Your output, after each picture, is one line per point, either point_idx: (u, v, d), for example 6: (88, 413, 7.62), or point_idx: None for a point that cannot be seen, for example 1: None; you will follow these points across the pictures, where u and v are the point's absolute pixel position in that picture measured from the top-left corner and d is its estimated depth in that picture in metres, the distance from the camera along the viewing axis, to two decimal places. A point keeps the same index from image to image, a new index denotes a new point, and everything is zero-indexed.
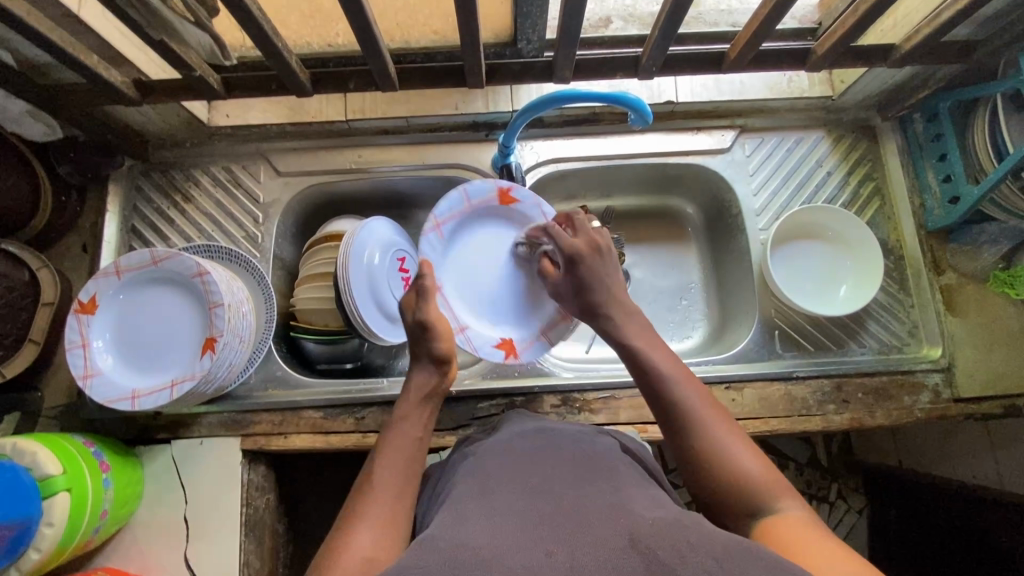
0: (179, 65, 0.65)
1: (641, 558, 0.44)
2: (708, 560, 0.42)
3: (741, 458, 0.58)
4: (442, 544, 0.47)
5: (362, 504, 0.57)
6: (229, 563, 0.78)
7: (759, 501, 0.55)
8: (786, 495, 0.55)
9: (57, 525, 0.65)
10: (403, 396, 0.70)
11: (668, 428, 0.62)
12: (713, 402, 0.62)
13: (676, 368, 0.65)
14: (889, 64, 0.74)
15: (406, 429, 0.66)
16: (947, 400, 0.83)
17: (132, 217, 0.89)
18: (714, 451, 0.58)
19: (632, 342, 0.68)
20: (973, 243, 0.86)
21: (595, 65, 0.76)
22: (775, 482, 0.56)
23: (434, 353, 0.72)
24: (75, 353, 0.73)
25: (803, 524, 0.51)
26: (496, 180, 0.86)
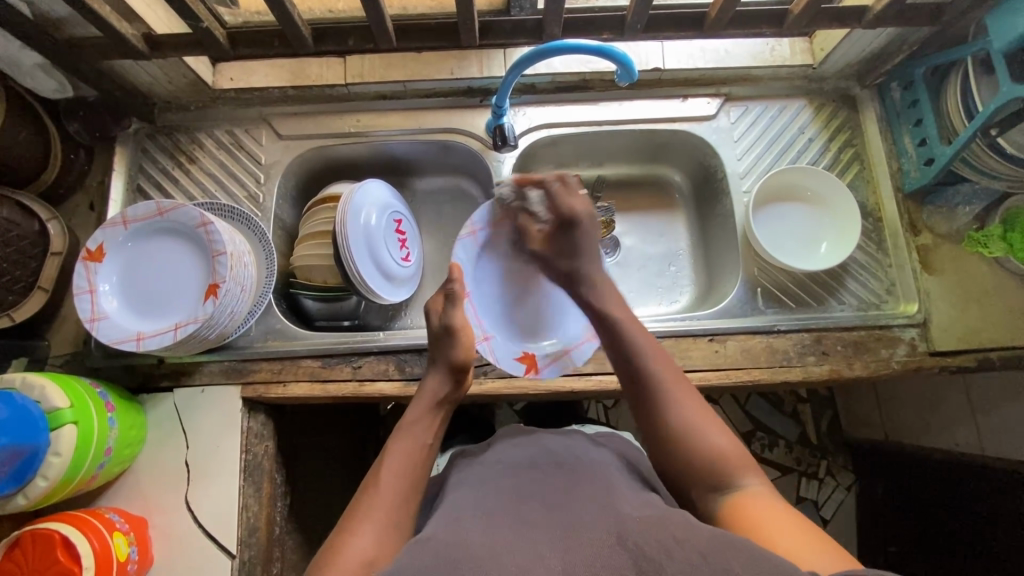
0: (188, 15, 0.69)
1: (628, 553, 0.49)
2: (694, 555, 0.47)
3: (706, 431, 0.62)
4: (442, 543, 0.52)
5: (371, 505, 0.60)
6: (229, 504, 0.81)
7: (726, 475, 0.59)
8: (749, 471, 0.59)
9: (63, 455, 0.67)
10: (416, 401, 0.72)
11: (641, 403, 0.66)
12: (681, 375, 0.67)
13: (649, 342, 0.70)
14: (863, 25, 0.79)
15: (416, 433, 0.68)
16: (923, 353, 0.86)
17: (137, 177, 0.92)
18: (681, 422, 0.62)
19: (613, 317, 0.72)
20: (949, 205, 0.90)
21: (584, 25, 0.80)
22: (740, 458, 0.60)
23: (452, 361, 0.75)
24: (83, 298, 0.76)
25: (765, 497, 0.56)
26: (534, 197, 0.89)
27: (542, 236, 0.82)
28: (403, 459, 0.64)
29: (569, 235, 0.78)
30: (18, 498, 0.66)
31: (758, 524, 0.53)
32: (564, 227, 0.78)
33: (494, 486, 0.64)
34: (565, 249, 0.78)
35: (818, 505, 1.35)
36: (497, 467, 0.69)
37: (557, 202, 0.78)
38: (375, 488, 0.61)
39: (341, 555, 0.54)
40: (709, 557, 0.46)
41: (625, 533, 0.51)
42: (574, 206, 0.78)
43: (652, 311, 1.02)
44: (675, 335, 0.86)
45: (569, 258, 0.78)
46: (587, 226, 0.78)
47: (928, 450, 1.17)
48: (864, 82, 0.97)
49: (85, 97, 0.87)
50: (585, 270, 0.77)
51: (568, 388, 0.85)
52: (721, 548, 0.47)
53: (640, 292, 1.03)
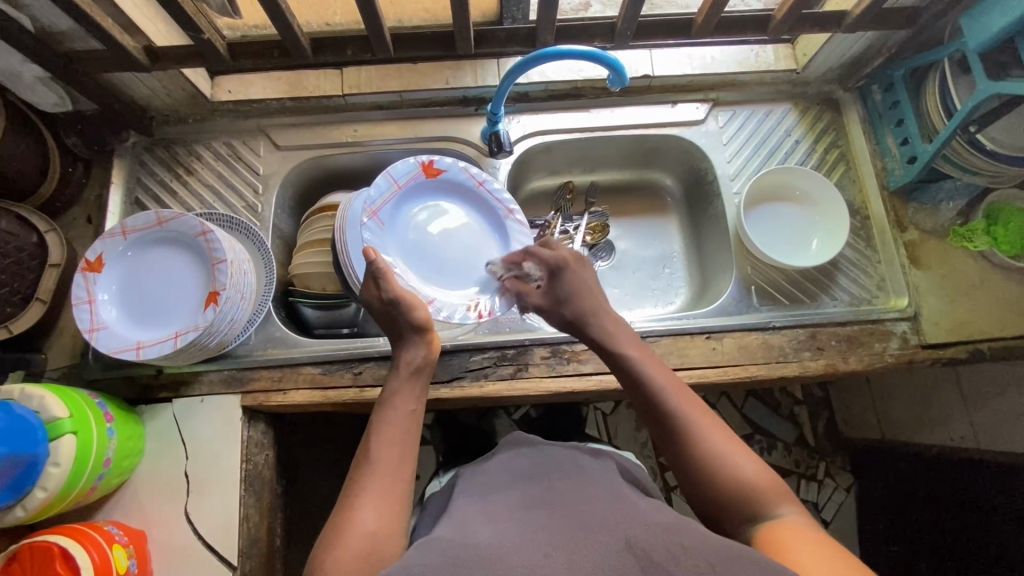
0: (192, 26, 0.71)
1: (636, 558, 0.49)
2: (702, 564, 0.47)
3: (737, 462, 0.61)
4: (444, 546, 0.52)
5: (364, 478, 0.60)
6: (229, 515, 0.80)
7: (763, 506, 0.59)
8: (784, 499, 0.59)
9: (63, 465, 0.66)
10: (393, 372, 0.71)
11: (667, 439, 0.65)
12: (702, 406, 0.66)
13: (666, 375, 0.69)
14: (843, 29, 0.82)
15: (398, 403, 0.67)
16: (915, 346, 0.88)
17: (135, 189, 0.93)
18: (713, 456, 0.62)
19: (626, 351, 0.72)
20: (933, 201, 0.93)
21: (576, 32, 0.83)
22: (776, 486, 0.60)
23: (413, 324, 0.73)
24: (81, 308, 0.75)
25: (800, 525, 0.56)
26: (417, 155, 0.88)
27: (541, 291, 0.82)
28: (389, 431, 0.64)
29: (560, 279, 0.80)
30: (17, 510, 0.65)
31: (787, 552, 0.53)
32: (555, 274, 0.81)
33: (507, 493, 0.65)
34: (562, 297, 0.79)
35: (818, 507, 1.34)
36: (503, 477, 0.69)
37: (541, 254, 0.82)
38: (368, 464, 0.61)
39: (343, 538, 0.54)
40: (718, 566, 0.47)
41: (634, 539, 0.51)
42: (560, 254, 0.82)
43: (648, 313, 1.03)
44: (672, 334, 0.87)
45: (565, 304, 0.79)
46: (576, 267, 0.81)
47: (926, 446, 1.18)
48: (845, 85, 1.00)
49: (84, 111, 0.88)
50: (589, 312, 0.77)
51: (568, 389, 0.86)
52: (732, 560, 0.48)
53: (637, 294, 1.05)
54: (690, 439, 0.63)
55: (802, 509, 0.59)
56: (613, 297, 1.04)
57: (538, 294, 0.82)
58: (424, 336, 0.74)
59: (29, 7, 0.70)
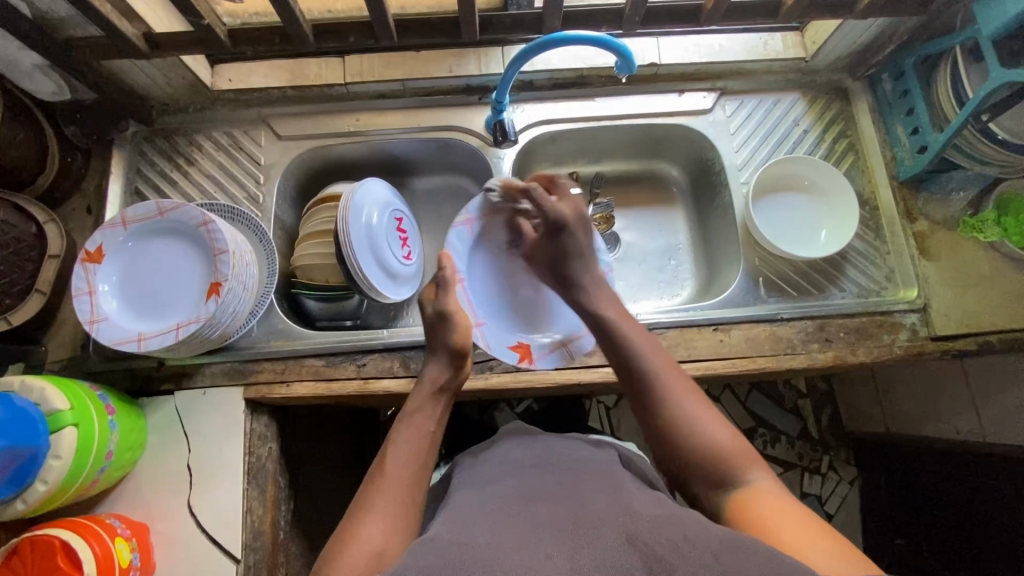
0: (190, 12, 0.70)
1: (640, 554, 0.48)
2: (705, 554, 0.46)
3: (704, 424, 0.62)
4: (450, 539, 0.51)
5: (375, 495, 0.59)
6: (232, 509, 0.79)
7: (729, 470, 0.59)
8: (754, 465, 0.59)
9: (64, 458, 0.66)
10: (416, 390, 0.72)
11: (636, 398, 0.67)
12: (677, 371, 0.67)
13: (644, 337, 0.71)
14: (854, 15, 0.80)
15: (415, 423, 0.67)
16: (924, 338, 0.87)
17: (135, 179, 0.91)
18: (679, 415, 0.63)
19: (607, 316, 0.74)
20: (943, 191, 0.92)
21: (582, 18, 0.81)
22: (745, 453, 0.60)
23: (448, 346, 0.74)
24: (82, 299, 0.74)
25: (771, 491, 0.56)
26: (539, 189, 0.90)
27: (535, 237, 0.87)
28: (405, 448, 0.64)
29: (559, 238, 0.82)
30: (17, 503, 0.64)
31: (759, 517, 0.53)
32: (552, 230, 0.83)
33: (500, 488, 0.63)
34: (556, 254, 0.82)
35: (822, 500, 1.34)
36: (501, 468, 0.68)
37: (545, 205, 0.83)
38: (379, 479, 0.61)
39: (348, 547, 0.54)
40: (721, 558, 0.45)
41: (635, 533, 0.50)
42: (560, 209, 0.83)
43: (654, 305, 1.02)
44: (679, 325, 0.87)
45: (570, 267, 0.81)
46: (575, 228, 0.82)
47: (930, 439, 1.17)
48: (855, 74, 0.99)
49: (82, 100, 0.87)
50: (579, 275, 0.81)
51: (574, 381, 0.85)
52: (733, 547, 0.47)
53: (643, 286, 1.04)
54: (663, 400, 0.65)
55: (777, 479, 0.59)
56: (619, 289, 1.03)
57: (534, 237, 0.87)
58: (460, 361, 0.74)
59: None
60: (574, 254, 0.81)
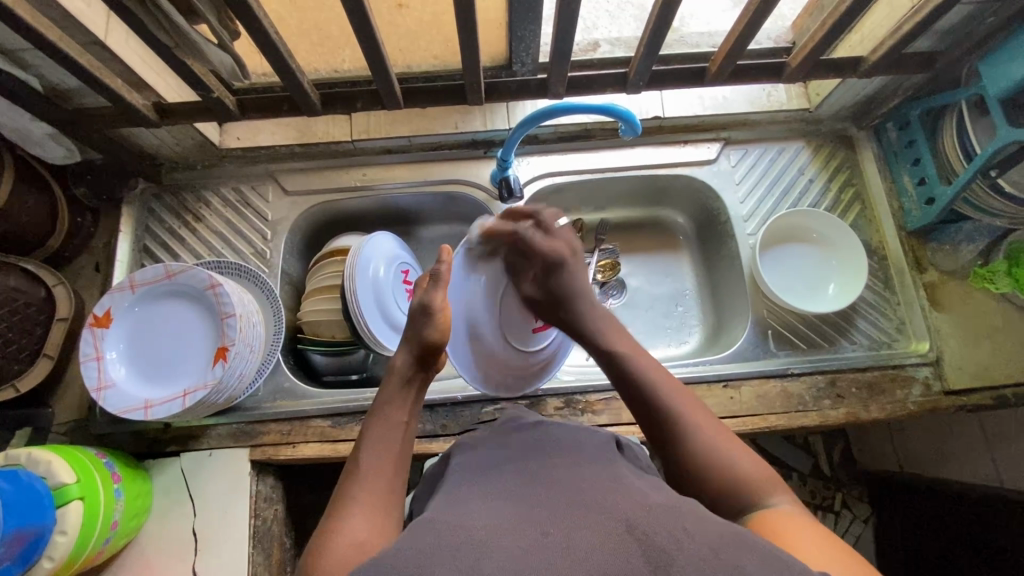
0: (198, 85, 0.71)
1: (638, 543, 0.41)
2: (704, 547, 0.41)
3: (722, 451, 0.57)
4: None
5: (354, 490, 0.55)
6: (238, 574, 0.78)
7: (752, 498, 0.53)
8: (776, 488, 0.54)
9: (69, 533, 0.65)
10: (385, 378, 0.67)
11: (654, 431, 0.62)
12: (696, 402, 0.62)
13: (658, 369, 0.66)
14: (858, 74, 0.81)
15: (388, 414, 0.63)
16: (938, 393, 0.85)
17: (143, 237, 0.92)
18: (697, 446, 0.58)
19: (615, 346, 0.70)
20: (952, 242, 0.91)
21: (587, 82, 0.82)
22: (767, 478, 0.55)
23: (424, 340, 0.68)
24: (90, 366, 0.74)
25: (799, 517, 0.51)
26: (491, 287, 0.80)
27: (534, 280, 0.79)
28: (376, 441, 0.60)
29: (561, 273, 0.78)
30: None
31: (782, 533, 0.48)
32: (552, 269, 0.79)
33: (496, 475, 0.57)
34: (561, 291, 0.77)
35: None
36: (490, 459, 0.61)
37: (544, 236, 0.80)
38: (353, 476, 0.57)
39: (325, 545, 0.48)
40: (721, 554, 0.40)
41: (633, 521, 0.44)
42: (557, 248, 0.80)
43: (661, 354, 1.01)
44: (689, 382, 0.86)
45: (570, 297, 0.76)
46: (574, 263, 0.80)
47: (947, 482, 1.14)
48: (860, 123, 0.99)
49: (92, 161, 0.88)
50: (582, 312, 0.75)
51: None
52: (732, 544, 0.42)
53: (649, 335, 1.03)
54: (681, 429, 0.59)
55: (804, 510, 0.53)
56: None
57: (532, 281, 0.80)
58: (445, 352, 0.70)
59: (35, 68, 0.69)
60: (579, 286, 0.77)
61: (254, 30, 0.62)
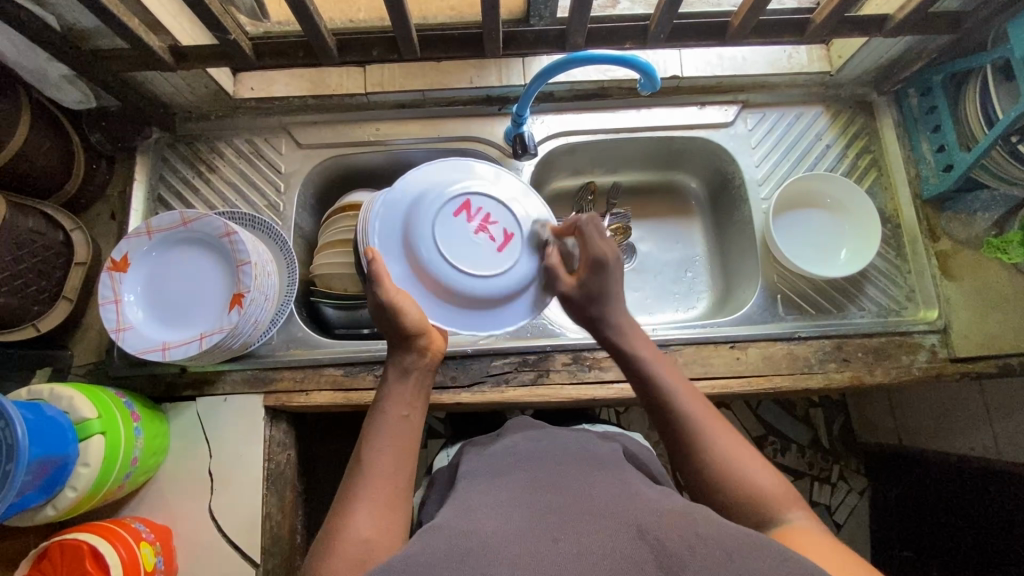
0: (216, 28, 0.71)
1: (650, 549, 0.44)
2: (717, 552, 0.43)
3: (744, 467, 0.58)
4: (448, 529, 0.49)
5: (356, 488, 0.56)
6: (252, 514, 0.81)
7: (769, 511, 0.55)
8: (794, 504, 0.56)
9: (92, 466, 0.67)
10: (383, 376, 0.67)
11: (673, 445, 0.62)
12: (714, 412, 0.63)
13: (677, 378, 0.65)
14: (884, 33, 0.80)
15: (390, 409, 0.63)
16: (943, 360, 0.86)
17: (158, 186, 0.93)
18: (716, 462, 0.59)
19: (640, 353, 0.68)
20: (968, 211, 0.90)
21: (606, 34, 0.81)
22: (786, 494, 0.57)
23: (405, 332, 0.66)
24: (108, 308, 0.76)
25: (814, 530, 0.53)
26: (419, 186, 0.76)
27: (572, 282, 0.73)
28: (382, 441, 0.60)
29: (596, 277, 0.70)
30: (48, 509, 0.66)
31: (805, 548, 0.50)
32: (597, 269, 0.70)
33: (513, 476, 0.59)
34: (594, 294, 0.71)
35: (831, 510, 1.31)
36: (505, 460, 0.64)
37: (586, 240, 0.72)
38: (357, 475, 0.58)
39: (335, 546, 0.51)
40: (735, 557, 0.42)
41: (646, 527, 0.46)
42: (603, 247, 0.71)
43: (669, 318, 1.02)
44: (696, 342, 0.86)
45: (604, 308, 0.71)
46: (616, 267, 0.71)
47: (944, 454, 1.16)
48: (881, 89, 0.97)
49: (107, 108, 0.88)
50: (614, 316, 0.71)
51: (590, 396, 0.85)
52: (746, 547, 0.43)
53: (657, 299, 1.03)
54: (698, 444, 0.60)
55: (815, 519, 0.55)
56: (634, 300, 1.03)
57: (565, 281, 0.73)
58: (416, 343, 0.67)
59: (53, 6, 0.69)
60: (607, 297, 0.71)
61: None
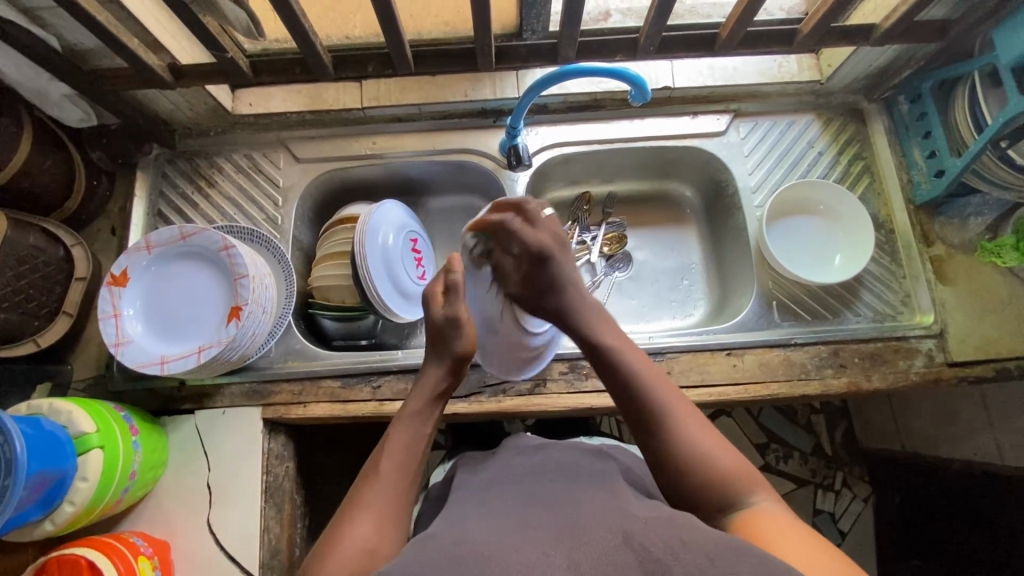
0: (213, 46, 0.73)
1: (633, 552, 0.44)
2: (701, 559, 0.43)
3: (705, 448, 0.58)
4: (439, 539, 0.49)
5: (368, 494, 0.57)
6: (251, 526, 0.81)
7: (734, 492, 0.56)
8: (758, 487, 0.57)
9: (90, 480, 0.68)
10: (413, 390, 0.68)
11: (638, 423, 0.62)
12: (680, 394, 0.63)
13: (642, 362, 0.66)
14: (871, 42, 0.81)
15: (415, 425, 0.64)
16: (941, 364, 0.86)
17: (158, 202, 0.94)
18: (682, 442, 0.59)
19: (606, 340, 0.69)
20: (960, 216, 0.91)
21: (597, 48, 0.82)
22: (748, 475, 0.57)
23: (455, 353, 0.71)
24: (108, 322, 0.76)
25: (778, 514, 0.54)
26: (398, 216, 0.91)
27: (517, 276, 0.76)
28: (403, 452, 0.61)
29: (543, 269, 0.73)
30: (46, 524, 0.67)
31: (768, 538, 0.51)
32: (538, 263, 0.73)
33: (508, 489, 0.59)
34: (544, 286, 0.73)
35: (835, 518, 1.29)
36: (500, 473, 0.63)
37: (521, 236, 0.73)
38: (372, 481, 0.58)
39: (337, 548, 0.51)
40: (718, 561, 0.43)
41: (631, 533, 0.46)
42: (541, 239, 0.74)
43: (666, 326, 1.03)
44: (693, 350, 0.87)
45: (554, 300, 0.73)
46: (558, 254, 0.74)
47: (946, 460, 1.15)
48: (871, 96, 0.98)
49: (108, 125, 0.89)
50: (568, 301, 0.73)
51: (587, 405, 0.85)
52: (729, 551, 0.44)
53: (654, 307, 1.04)
54: (665, 423, 0.60)
55: (781, 501, 0.57)
56: (631, 309, 1.03)
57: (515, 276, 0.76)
58: (460, 366, 0.71)
59: (54, 27, 0.71)
60: (563, 284, 0.73)
61: None
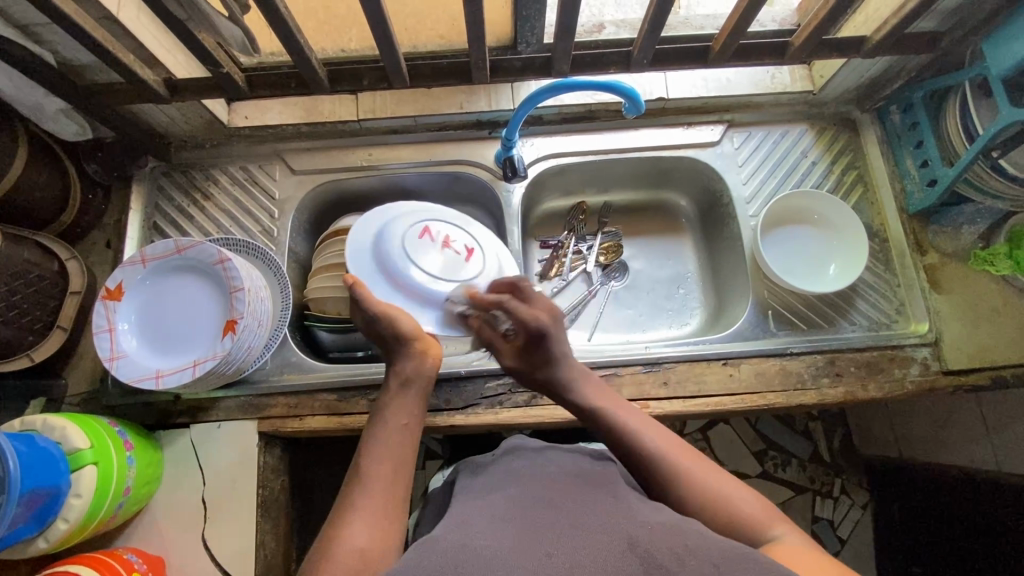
0: (209, 61, 0.73)
1: (638, 559, 0.44)
2: (702, 564, 0.43)
3: (717, 489, 0.59)
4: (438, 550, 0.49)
5: (355, 496, 0.57)
6: (246, 541, 0.81)
7: (752, 532, 0.56)
8: (773, 520, 0.57)
9: (84, 496, 0.67)
10: (386, 384, 0.69)
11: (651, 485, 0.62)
12: (680, 445, 0.64)
13: (636, 417, 0.67)
14: (862, 54, 0.82)
15: (390, 418, 0.65)
16: (937, 372, 0.86)
17: (153, 214, 0.94)
18: (692, 492, 0.59)
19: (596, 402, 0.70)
20: (953, 225, 0.91)
21: (591, 61, 0.83)
22: (761, 512, 0.57)
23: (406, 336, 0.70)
24: (102, 337, 0.76)
25: (797, 541, 0.53)
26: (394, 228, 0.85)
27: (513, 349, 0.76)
28: (384, 449, 0.61)
29: (540, 347, 0.73)
30: (40, 541, 0.66)
31: (789, 560, 0.50)
32: (534, 340, 0.73)
33: (506, 493, 0.59)
34: (541, 362, 0.74)
35: (833, 525, 1.28)
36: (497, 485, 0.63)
37: (517, 315, 0.74)
38: (358, 484, 0.58)
39: (332, 552, 0.51)
40: (720, 566, 0.43)
41: (635, 540, 0.46)
42: (537, 316, 0.74)
43: (662, 335, 1.03)
44: (689, 360, 0.87)
45: (549, 368, 0.74)
46: (555, 333, 0.74)
47: (944, 467, 1.15)
48: (863, 106, 0.99)
49: (104, 138, 0.89)
50: (563, 372, 0.73)
51: None
52: (734, 560, 0.44)
53: (650, 316, 1.04)
54: (673, 476, 0.61)
55: (798, 529, 0.56)
56: (628, 319, 1.03)
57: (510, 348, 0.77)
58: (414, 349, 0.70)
59: (50, 42, 0.71)
60: (558, 360, 0.74)
61: (267, 6, 0.63)
